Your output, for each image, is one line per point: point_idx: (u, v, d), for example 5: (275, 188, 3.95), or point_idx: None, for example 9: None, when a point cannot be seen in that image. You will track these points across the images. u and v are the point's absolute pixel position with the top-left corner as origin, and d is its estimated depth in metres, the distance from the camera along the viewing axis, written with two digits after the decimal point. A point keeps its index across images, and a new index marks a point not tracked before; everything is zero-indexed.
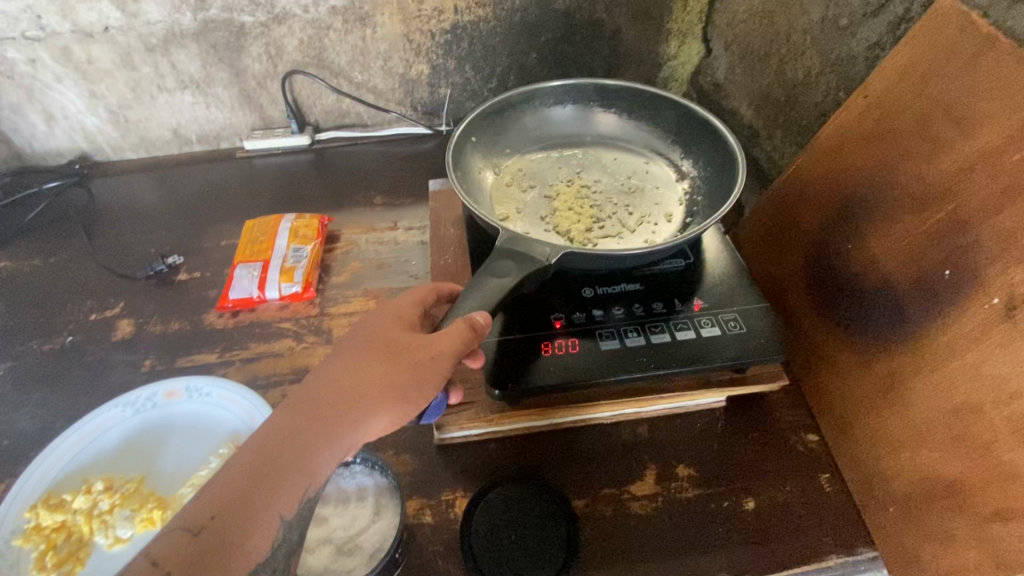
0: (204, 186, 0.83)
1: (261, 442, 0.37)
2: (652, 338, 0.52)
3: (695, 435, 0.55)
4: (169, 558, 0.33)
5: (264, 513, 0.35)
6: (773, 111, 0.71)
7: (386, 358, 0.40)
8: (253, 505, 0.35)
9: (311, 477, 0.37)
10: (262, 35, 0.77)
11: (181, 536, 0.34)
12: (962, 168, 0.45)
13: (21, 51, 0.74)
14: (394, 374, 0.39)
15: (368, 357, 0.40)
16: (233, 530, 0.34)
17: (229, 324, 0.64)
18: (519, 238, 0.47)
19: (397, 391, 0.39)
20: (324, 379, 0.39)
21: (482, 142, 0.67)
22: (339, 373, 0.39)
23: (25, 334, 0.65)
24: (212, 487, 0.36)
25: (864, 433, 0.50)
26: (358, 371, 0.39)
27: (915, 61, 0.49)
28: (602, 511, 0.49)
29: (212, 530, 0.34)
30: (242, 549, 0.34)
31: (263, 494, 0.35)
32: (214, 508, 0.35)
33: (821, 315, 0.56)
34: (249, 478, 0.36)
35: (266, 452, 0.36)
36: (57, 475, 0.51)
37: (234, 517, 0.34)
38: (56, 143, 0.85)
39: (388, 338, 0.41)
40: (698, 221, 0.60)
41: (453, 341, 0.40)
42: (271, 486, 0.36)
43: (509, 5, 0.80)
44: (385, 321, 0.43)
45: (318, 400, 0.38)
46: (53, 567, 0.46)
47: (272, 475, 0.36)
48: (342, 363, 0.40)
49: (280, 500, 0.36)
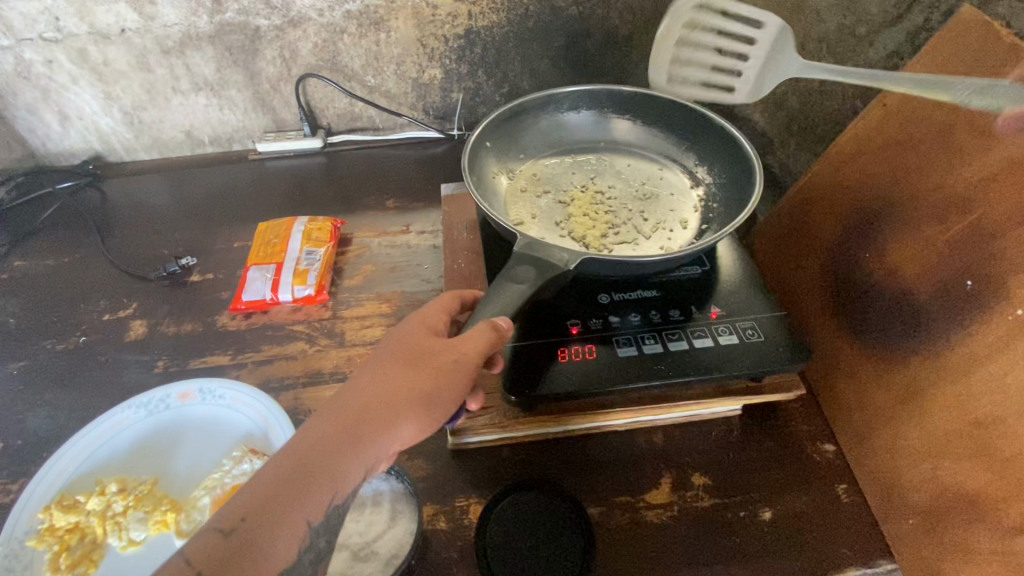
0: (216, 188, 0.84)
1: (292, 446, 0.37)
2: (669, 345, 0.52)
3: (711, 444, 0.54)
4: (202, 558, 0.32)
5: (293, 518, 0.34)
6: (788, 118, 0.71)
7: (415, 364, 0.40)
8: (283, 509, 0.34)
9: (341, 481, 0.36)
10: (277, 39, 0.78)
11: (212, 536, 0.33)
12: (984, 177, 0.44)
13: (38, 51, 0.75)
14: (423, 378, 0.39)
15: (397, 363, 0.40)
16: (262, 533, 0.33)
17: (242, 326, 0.64)
18: (537, 244, 0.48)
19: (427, 396, 0.39)
20: (354, 385, 0.40)
21: (496, 147, 0.67)
22: (370, 379, 0.40)
23: (39, 334, 0.65)
24: (242, 490, 0.35)
25: (884, 444, 0.49)
26: (388, 376, 0.40)
27: (936, 71, 0.49)
28: (618, 519, 0.49)
29: (246, 529, 0.33)
30: (273, 552, 0.33)
31: (292, 497, 0.35)
32: (247, 508, 0.34)
33: (838, 324, 0.55)
34: (280, 480, 0.35)
35: (297, 455, 0.36)
36: (72, 475, 0.52)
37: (264, 520, 0.34)
38: (70, 143, 0.85)
39: (415, 344, 0.41)
40: (714, 228, 0.60)
41: (476, 343, 0.41)
42: (302, 489, 0.35)
43: (523, 10, 0.79)
44: (411, 328, 0.43)
45: (348, 406, 0.38)
46: (67, 568, 0.46)
47: (303, 478, 0.35)
48: (371, 370, 0.41)
49: (310, 504, 0.35)
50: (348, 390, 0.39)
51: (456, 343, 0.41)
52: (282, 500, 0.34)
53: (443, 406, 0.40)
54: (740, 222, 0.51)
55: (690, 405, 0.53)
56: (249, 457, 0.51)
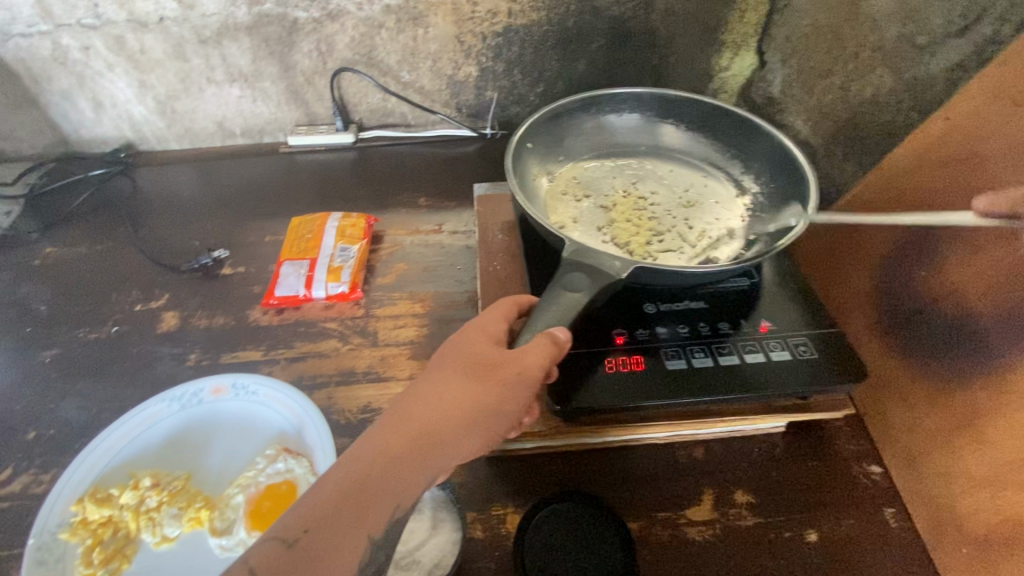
0: (246, 180, 0.83)
1: (355, 457, 0.37)
2: (720, 359, 0.51)
3: (753, 461, 0.53)
4: (265, 567, 0.32)
5: (357, 531, 0.34)
6: (836, 128, 0.69)
7: (477, 377, 0.40)
8: (347, 521, 0.34)
9: (403, 495, 0.36)
10: (314, 32, 0.77)
11: (274, 547, 0.33)
12: None
13: (76, 38, 0.74)
14: (486, 393, 0.40)
15: (459, 375, 0.40)
16: (325, 546, 0.33)
17: (274, 321, 0.64)
18: (588, 251, 0.47)
19: (489, 412, 0.40)
20: (416, 397, 0.40)
21: (537, 148, 0.67)
22: (433, 390, 0.40)
23: (71, 322, 0.65)
24: (304, 500, 0.35)
25: (936, 469, 0.48)
26: (451, 389, 0.40)
27: (1007, 85, 0.47)
28: (659, 534, 0.48)
29: (310, 540, 0.33)
30: (335, 564, 0.33)
31: (356, 510, 0.35)
32: (311, 519, 0.34)
33: (888, 342, 0.54)
34: (344, 492, 0.35)
35: (362, 466, 0.36)
36: (104, 468, 0.51)
37: (327, 532, 0.34)
38: (102, 131, 0.85)
39: (477, 356, 0.42)
40: (763, 239, 0.59)
41: (539, 358, 0.41)
42: (365, 503, 0.35)
43: (564, 9, 0.77)
44: (472, 338, 0.43)
45: (411, 417, 0.39)
46: (100, 564, 0.46)
47: (367, 491, 0.35)
48: (433, 381, 0.41)
49: (372, 518, 0.35)
50: (411, 402, 0.40)
51: (519, 357, 0.41)
52: (347, 513, 0.35)
53: (503, 422, 0.41)
54: (795, 236, 0.50)
55: (736, 421, 0.51)
56: (284, 457, 0.51)
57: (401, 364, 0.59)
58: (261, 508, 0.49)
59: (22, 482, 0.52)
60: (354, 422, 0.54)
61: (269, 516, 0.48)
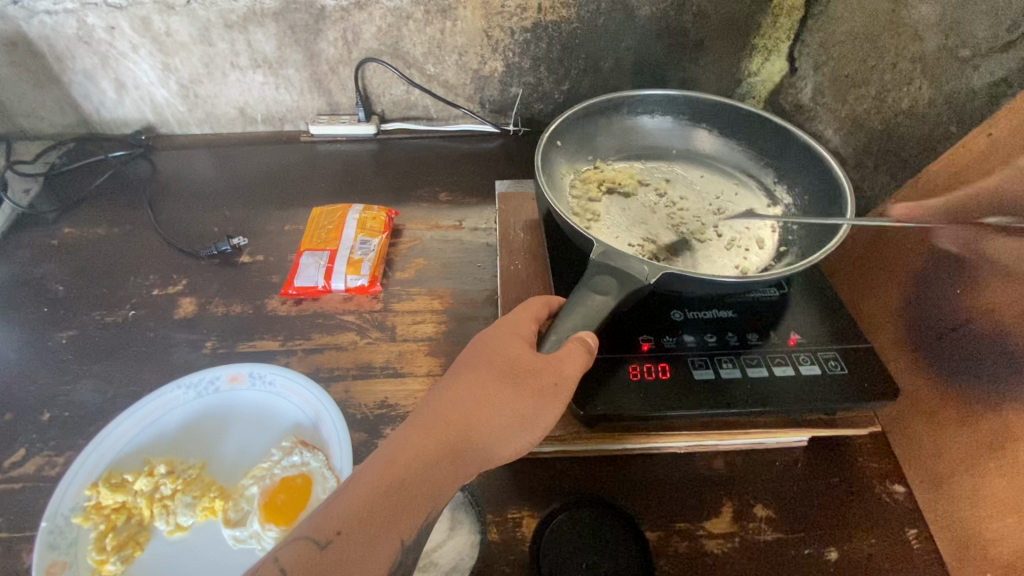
0: (266, 168, 0.82)
1: (389, 459, 0.37)
2: (748, 372, 0.50)
3: (774, 475, 0.52)
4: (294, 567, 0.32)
5: (389, 536, 0.34)
6: (869, 138, 0.68)
7: (513, 382, 0.40)
8: (381, 524, 0.34)
9: (435, 500, 0.36)
10: (341, 20, 0.76)
11: (305, 547, 0.33)
12: None
13: (102, 18, 0.74)
14: (522, 400, 0.40)
15: (495, 378, 0.40)
16: (358, 550, 0.33)
17: (293, 311, 0.63)
18: (616, 253, 0.46)
19: (524, 419, 0.39)
20: (450, 398, 0.40)
21: (566, 147, 0.66)
22: (465, 393, 0.40)
23: (88, 303, 0.65)
24: (338, 501, 0.35)
25: (962, 491, 0.46)
26: (486, 393, 0.40)
27: None
28: (677, 546, 0.47)
29: (342, 543, 0.33)
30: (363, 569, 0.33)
31: (390, 515, 0.35)
32: (342, 522, 0.34)
33: (919, 359, 0.52)
34: (378, 494, 0.35)
35: (396, 469, 0.36)
36: (119, 453, 0.50)
37: (360, 536, 0.33)
38: (124, 113, 0.85)
39: (512, 360, 0.41)
40: (794, 251, 0.58)
41: (574, 367, 0.41)
42: (398, 507, 0.35)
43: (594, 7, 0.76)
44: (505, 339, 0.43)
45: (445, 420, 0.39)
46: (112, 550, 0.45)
47: (400, 494, 0.35)
48: (467, 383, 0.41)
49: (404, 523, 0.35)
50: (443, 404, 0.39)
51: (557, 365, 0.41)
52: (380, 516, 0.34)
53: (538, 430, 0.40)
54: (829, 251, 0.49)
55: (761, 434, 0.50)
56: (299, 450, 0.50)
57: (419, 360, 0.58)
58: (276, 501, 0.48)
59: (35, 463, 0.52)
60: (371, 417, 0.53)
61: (285, 509, 0.48)
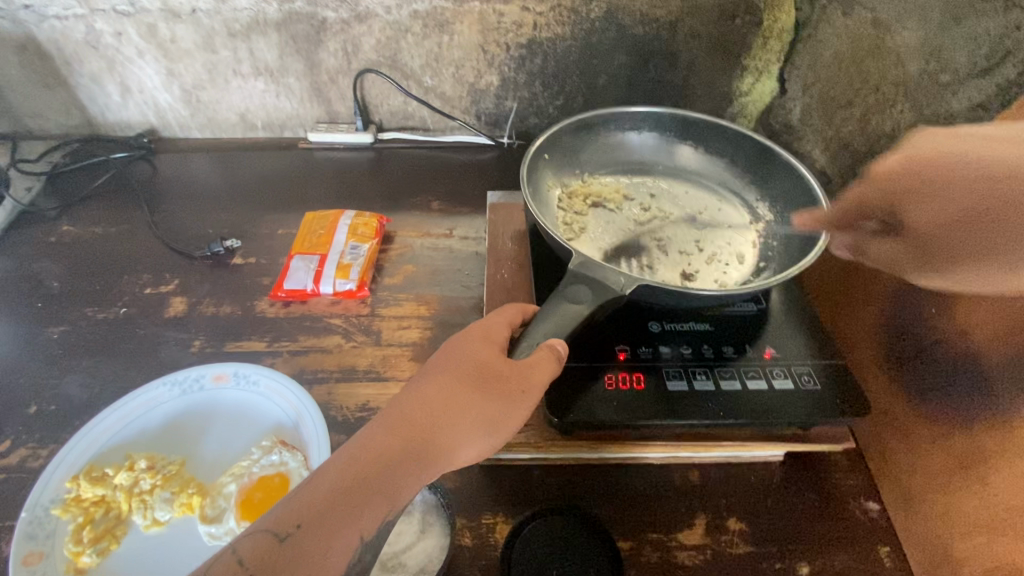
0: (264, 173, 0.84)
1: (353, 456, 0.38)
2: (722, 384, 0.51)
3: (748, 488, 0.52)
4: (257, 561, 0.33)
5: (349, 531, 0.35)
6: (854, 160, 0.69)
7: (479, 386, 0.41)
8: (341, 519, 0.35)
9: (397, 498, 0.37)
10: (341, 32, 0.78)
11: (265, 539, 0.34)
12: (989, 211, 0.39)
13: (109, 23, 0.76)
14: (487, 404, 0.40)
15: (462, 381, 0.41)
16: (317, 544, 0.34)
17: (281, 313, 0.64)
18: (594, 263, 0.47)
19: (489, 423, 0.40)
20: (419, 398, 0.41)
21: (553, 160, 0.68)
22: (433, 394, 0.41)
23: (81, 300, 0.66)
24: (299, 497, 0.36)
25: (934, 510, 0.47)
26: (453, 396, 0.40)
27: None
28: (649, 556, 0.47)
29: (304, 538, 0.34)
30: (323, 565, 0.34)
31: (351, 511, 0.36)
32: (304, 517, 0.35)
33: (893, 379, 0.53)
34: (339, 491, 0.36)
35: (358, 467, 0.37)
36: (102, 447, 0.51)
37: (319, 530, 0.34)
38: (128, 116, 0.86)
39: (480, 364, 0.42)
40: (773, 266, 0.60)
41: (544, 373, 0.42)
42: (360, 504, 0.36)
43: (588, 25, 0.78)
44: (476, 343, 0.44)
45: (412, 420, 0.39)
46: (90, 542, 0.46)
47: (364, 491, 0.36)
48: (434, 384, 0.41)
49: (366, 520, 0.36)
50: (410, 404, 0.40)
51: (524, 371, 0.41)
52: (341, 512, 0.35)
53: (502, 433, 0.41)
54: (804, 268, 0.51)
55: (735, 447, 0.51)
56: (279, 449, 0.51)
57: (402, 365, 0.59)
58: (253, 499, 0.49)
59: (19, 455, 0.53)
60: (352, 420, 0.54)
61: (261, 507, 0.48)
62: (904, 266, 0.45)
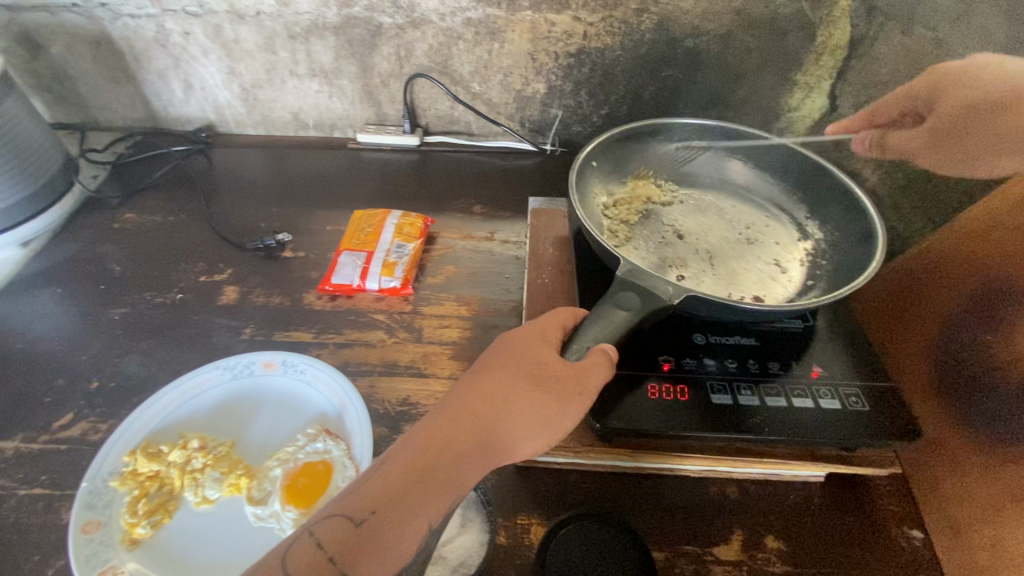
0: (313, 170, 0.87)
1: (416, 446, 0.39)
2: (766, 400, 0.50)
3: (788, 507, 0.51)
4: (331, 542, 0.35)
5: (417, 519, 0.36)
6: (907, 180, 0.68)
7: (538, 386, 0.42)
8: (409, 508, 0.36)
9: (458, 490, 0.38)
10: (396, 37, 0.80)
11: (341, 523, 0.35)
12: (983, 120, 0.51)
13: (178, 23, 0.80)
14: (546, 404, 0.41)
15: (519, 380, 0.42)
16: (389, 530, 0.35)
17: (328, 306, 0.66)
18: (642, 272, 0.48)
19: (546, 422, 0.41)
20: (477, 394, 0.42)
21: (601, 167, 0.68)
22: (491, 390, 0.42)
23: (140, 284, 0.69)
24: (367, 485, 0.37)
25: (982, 541, 0.45)
26: (511, 394, 0.41)
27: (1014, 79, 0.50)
28: (682, 568, 0.47)
29: (375, 524, 0.35)
30: (392, 551, 0.35)
31: (417, 499, 0.37)
32: (375, 502, 0.36)
33: (940, 404, 0.52)
34: (407, 479, 0.37)
35: (423, 458, 0.38)
36: (158, 425, 0.54)
37: (391, 517, 0.36)
38: (189, 111, 0.91)
39: (537, 365, 0.43)
40: (821, 285, 0.59)
41: (599, 377, 0.42)
42: (425, 493, 0.37)
43: (637, 37, 0.78)
44: (533, 343, 0.45)
45: (472, 414, 0.41)
46: (144, 514, 0.48)
47: (425, 481, 0.38)
48: (492, 381, 0.43)
49: (429, 510, 0.37)
50: (468, 398, 0.42)
51: (580, 374, 0.42)
52: (408, 500, 0.36)
53: (557, 432, 0.42)
54: (859, 286, 0.50)
55: (779, 464, 0.50)
56: (323, 437, 0.52)
57: (442, 363, 0.60)
58: (297, 484, 0.50)
59: (80, 427, 0.56)
60: (393, 413, 0.56)
61: (304, 492, 0.50)
62: (918, 151, 0.57)
